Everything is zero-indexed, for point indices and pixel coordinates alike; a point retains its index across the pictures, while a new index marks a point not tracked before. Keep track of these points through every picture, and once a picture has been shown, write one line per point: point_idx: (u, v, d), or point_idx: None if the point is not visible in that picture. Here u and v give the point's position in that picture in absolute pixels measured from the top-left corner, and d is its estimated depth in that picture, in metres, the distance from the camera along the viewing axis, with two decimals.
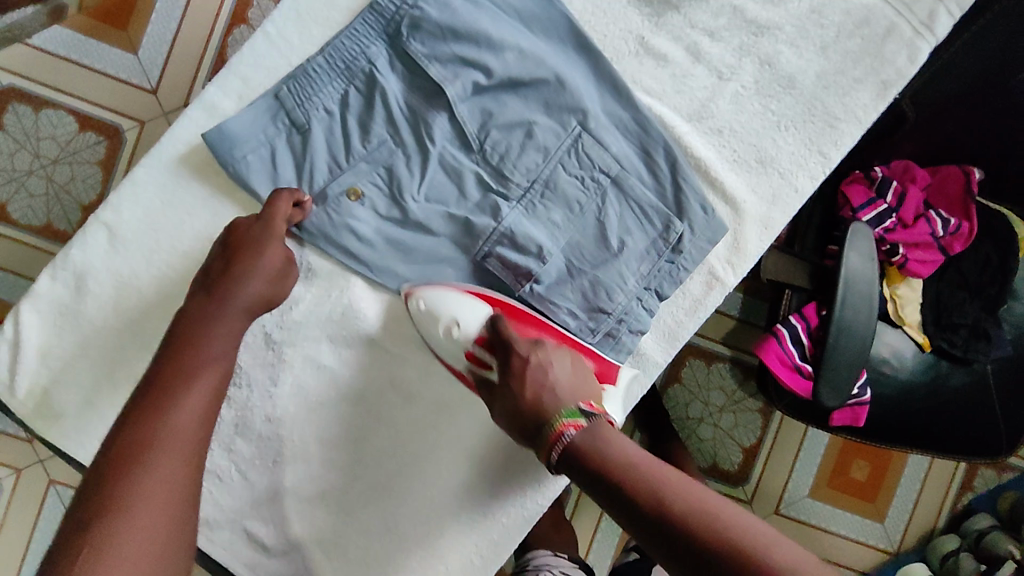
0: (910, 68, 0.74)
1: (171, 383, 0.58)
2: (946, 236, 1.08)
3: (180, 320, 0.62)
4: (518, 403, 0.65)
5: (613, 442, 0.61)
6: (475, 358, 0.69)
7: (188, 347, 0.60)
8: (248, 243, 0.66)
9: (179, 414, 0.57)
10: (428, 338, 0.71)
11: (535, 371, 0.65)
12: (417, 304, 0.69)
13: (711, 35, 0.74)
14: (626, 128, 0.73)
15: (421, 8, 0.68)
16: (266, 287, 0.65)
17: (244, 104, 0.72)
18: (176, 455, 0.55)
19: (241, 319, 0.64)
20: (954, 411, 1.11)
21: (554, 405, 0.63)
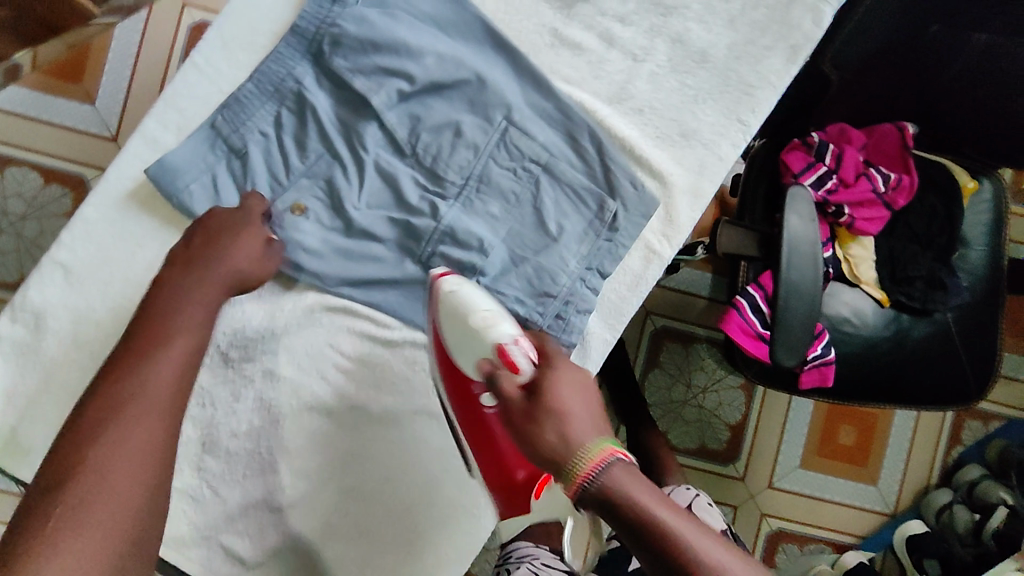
0: (816, 31, 0.78)
1: (144, 348, 0.57)
2: (890, 192, 1.12)
3: (157, 295, 0.62)
4: (533, 407, 0.57)
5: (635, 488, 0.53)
6: (504, 356, 0.63)
7: (163, 319, 0.60)
8: (227, 227, 0.67)
9: (156, 374, 0.56)
10: (451, 320, 0.68)
11: (579, 395, 0.58)
12: (450, 287, 0.68)
13: (622, 21, 0.77)
14: (550, 117, 0.75)
15: (339, 25, 0.71)
16: (243, 266, 0.66)
17: (182, 136, 0.72)
18: (146, 419, 0.54)
19: (219, 293, 0.64)
20: (920, 362, 1.15)
21: (584, 436, 0.55)
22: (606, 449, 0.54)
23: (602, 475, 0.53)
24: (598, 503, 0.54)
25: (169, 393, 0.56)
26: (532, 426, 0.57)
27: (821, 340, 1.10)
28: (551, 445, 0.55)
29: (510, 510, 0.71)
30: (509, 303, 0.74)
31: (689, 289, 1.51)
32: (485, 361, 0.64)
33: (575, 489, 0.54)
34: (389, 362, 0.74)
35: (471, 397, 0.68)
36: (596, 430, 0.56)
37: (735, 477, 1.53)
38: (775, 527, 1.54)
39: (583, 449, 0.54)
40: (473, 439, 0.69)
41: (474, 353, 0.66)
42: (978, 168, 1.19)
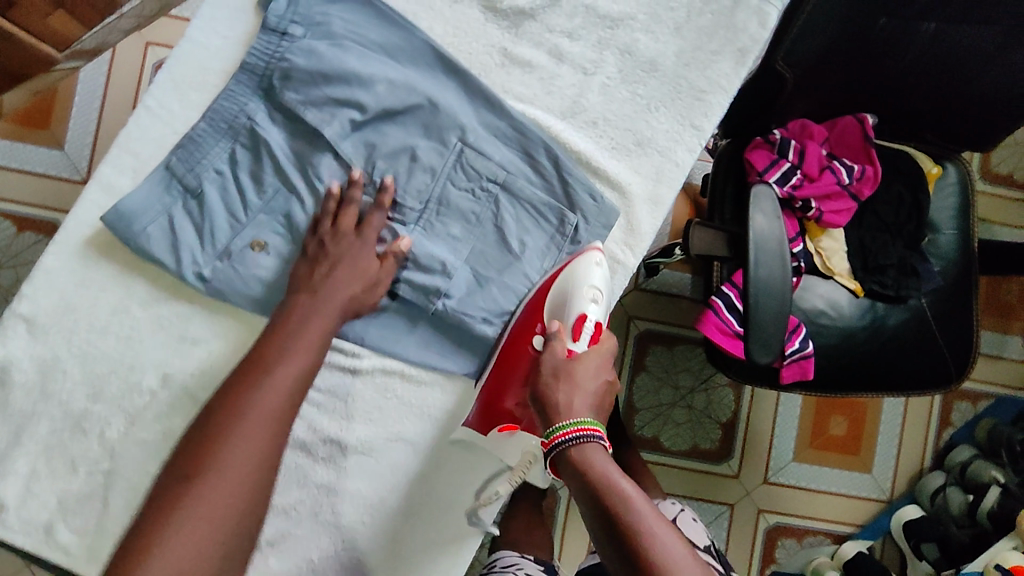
0: (762, 33, 0.79)
1: (268, 361, 0.64)
2: (854, 182, 1.13)
3: (290, 301, 0.69)
4: (564, 366, 0.68)
5: (593, 456, 0.62)
6: (577, 322, 0.71)
7: (289, 336, 0.66)
8: (347, 249, 0.70)
9: (274, 384, 0.63)
10: (577, 278, 0.73)
11: (600, 385, 0.68)
12: (594, 257, 0.74)
13: (570, 36, 0.78)
14: (505, 136, 0.76)
15: (287, 59, 0.71)
16: (356, 295, 0.70)
17: (139, 179, 0.72)
18: (261, 422, 0.61)
19: (333, 317, 0.69)
20: (897, 349, 1.16)
21: (583, 408, 0.65)
22: (587, 427, 0.63)
23: (578, 444, 0.62)
24: (568, 468, 0.62)
25: (282, 405, 0.63)
26: (553, 379, 0.67)
27: (799, 334, 1.11)
28: (555, 400, 0.66)
29: (472, 424, 0.72)
30: (474, 321, 0.75)
31: (669, 290, 1.51)
32: (558, 320, 0.72)
33: (551, 449, 0.63)
34: (360, 391, 0.74)
35: (527, 334, 0.73)
36: (592, 411, 0.66)
37: (729, 475, 1.53)
38: (772, 522, 1.54)
39: (574, 417, 0.64)
40: (500, 368, 0.73)
41: (553, 307, 0.73)
42: (940, 154, 1.20)
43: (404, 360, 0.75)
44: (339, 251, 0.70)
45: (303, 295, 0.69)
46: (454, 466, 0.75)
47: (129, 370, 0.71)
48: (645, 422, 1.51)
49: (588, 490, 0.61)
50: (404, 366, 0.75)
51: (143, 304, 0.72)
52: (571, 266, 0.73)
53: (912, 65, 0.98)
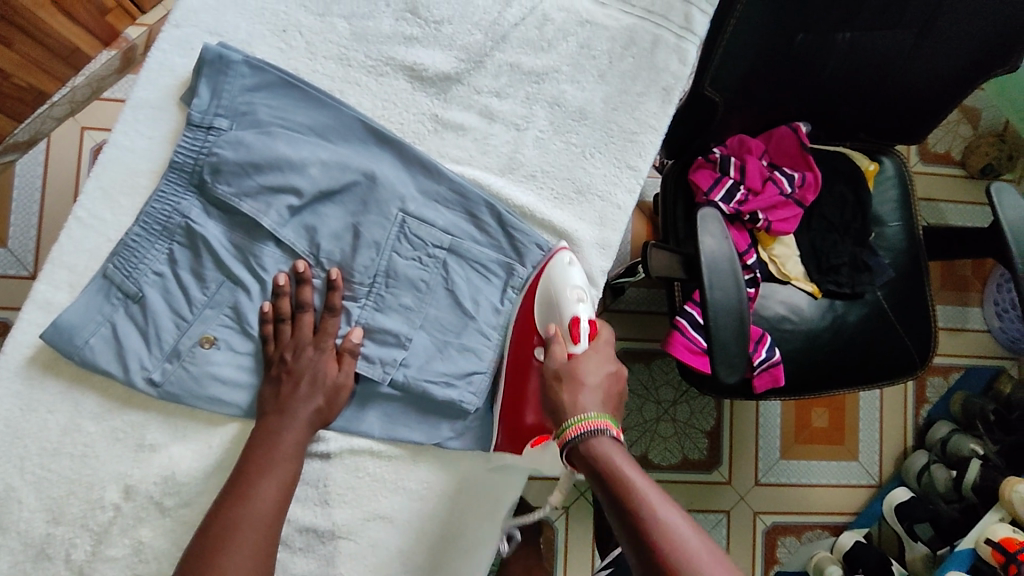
0: (683, 70, 0.83)
1: (250, 477, 0.65)
2: (798, 190, 1.13)
3: (260, 419, 0.69)
4: (566, 368, 0.67)
5: (601, 448, 0.61)
6: (571, 324, 0.69)
7: (268, 447, 0.67)
8: (305, 366, 0.70)
9: (259, 502, 0.64)
10: (556, 282, 0.73)
11: (605, 379, 0.67)
12: (565, 257, 0.74)
13: (498, 95, 0.79)
14: (447, 200, 0.77)
15: (216, 153, 0.71)
16: (320, 402, 0.70)
17: (77, 292, 0.71)
18: (250, 541, 0.62)
19: (305, 431, 0.69)
20: (861, 343, 1.17)
21: (589, 404, 0.64)
22: (602, 420, 0.63)
23: (590, 438, 0.62)
24: (583, 461, 0.62)
25: (268, 524, 0.64)
26: (555, 383, 0.67)
27: (765, 343, 1.11)
28: (561, 403, 0.65)
29: (503, 446, 0.74)
30: (438, 388, 0.74)
31: (638, 307, 1.49)
32: (555, 325, 0.71)
33: (563, 444, 0.63)
34: (330, 474, 0.73)
35: (530, 350, 0.73)
36: (603, 405, 0.65)
37: (723, 482, 1.50)
38: (770, 523, 1.52)
39: (580, 411, 0.63)
40: (513, 392, 0.73)
41: (550, 315, 0.72)
42: (875, 150, 1.22)
43: (371, 438, 0.74)
44: (303, 359, 0.70)
45: (271, 401, 0.70)
46: (452, 519, 0.76)
47: (87, 487, 0.69)
48: (632, 441, 1.47)
49: (601, 481, 0.60)
50: (372, 443, 0.74)
51: (95, 419, 0.70)
52: (544, 275, 0.74)
53: (835, 71, 0.99)
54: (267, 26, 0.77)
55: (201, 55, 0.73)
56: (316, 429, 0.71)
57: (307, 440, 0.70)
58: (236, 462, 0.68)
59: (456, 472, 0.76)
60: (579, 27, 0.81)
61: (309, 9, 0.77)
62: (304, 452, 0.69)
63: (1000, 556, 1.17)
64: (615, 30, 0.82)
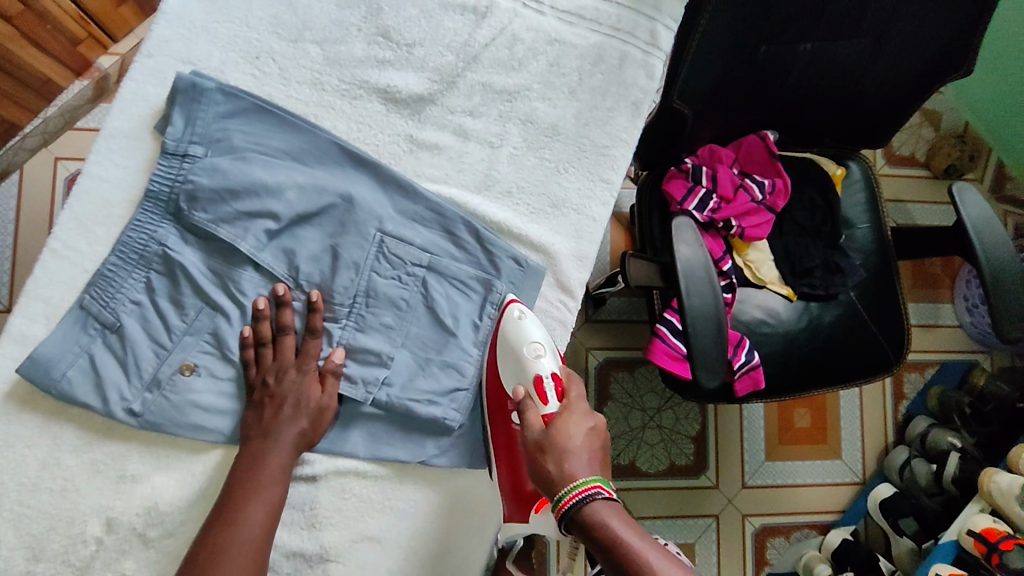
0: (650, 84, 0.85)
1: (236, 502, 0.65)
2: (769, 197, 1.16)
3: (244, 443, 0.69)
4: (545, 436, 0.66)
5: (597, 514, 0.61)
6: (535, 385, 0.71)
7: (253, 472, 0.67)
8: (288, 390, 0.70)
9: (246, 526, 0.64)
10: (516, 343, 0.74)
11: (586, 436, 0.67)
12: (517, 312, 0.75)
13: (471, 114, 0.81)
14: (424, 218, 0.78)
15: (191, 180, 0.71)
16: (305, 424, 0.70)
17: (53, 323, 0.71)
18: (238, 566, 0.62)
19: (289, 454, 0.69)
20: (837, 344, 1.19)
21: (578, 469, 0.63)
22: (593, 484, 0.63)
23: (584, 506, 0.61)
24: (580, 529, 0.61)
25: (256, 548, 0.64)
26: (538, 454, 0.66)
27: (744, 346, 1.12)
28: (549, 474, 0.64)
29: (511, 516, 0.72)
30: (421, 406, 0.74)
31: (620, 316, 1.51)
32: (521, 387, 0.71)
33: (558, 515, 0.62)
34: (316, 497, 0.73)
35: (507, 412, 0.74)
36: (590, 468, 0.64)
37: (710, 486, 1.52)
38: (758, 525, 1.53)
39: (572, 481, 0.63)
40: (506, 457, 0.73)
41: (515, 374, 0.73)
42: (841, 155, 1.25)
43: (356, 459, 0.74)
44: (286, 382, 0.70)
45: (253, 425, 0.69)
46: (441, 537, 0.76)
47: (68, 521, 0.68)
48: (619, 451, 1.48)
49: (602, 547, 0.59)
50: (357, 463, 0.74)
51: (74, 452, 0.69)
52: (501, 334, 0.75)
53: (799, 80, 1.01)
54: (240, 54, 0.78)
55: (174, 83, 0.73)
56: (301, 452, 0.71)
57: (293, 461, 0.69)
58: (222, 487, 0.68)
59: (443, 489, 0.76)
60: (548, 46, 0.83)
61: (281, 36, 0.78)
62: (290, 475, 0.69)
63: (983, 547, 1.19)
64: (583, 48, 0.84)
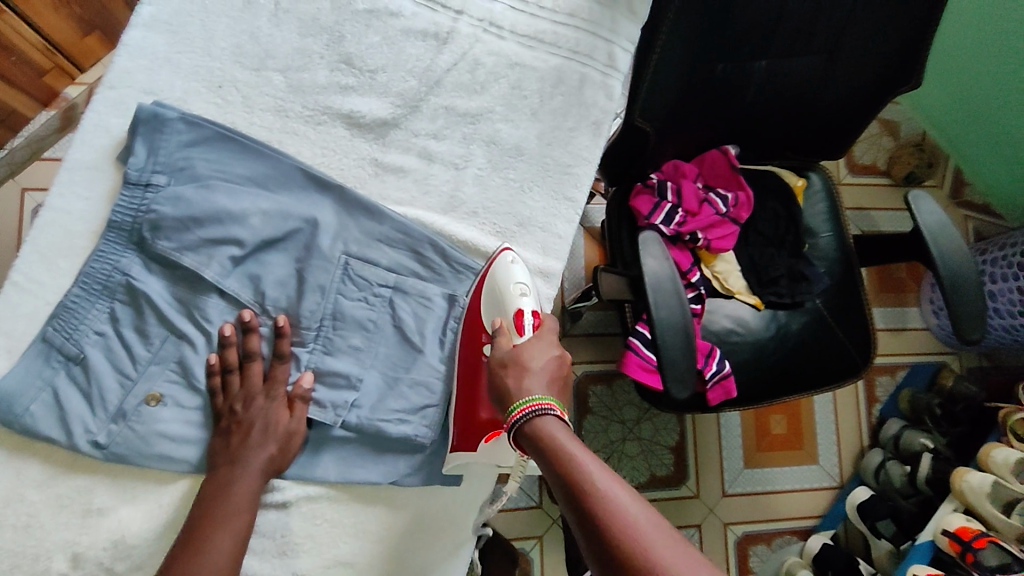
0: (610, 104, 0.87)
1: (203, 529, 0.65)
2: (731, 209, 1.19)
3: (211, 472, 0.69)
4: (511, 354, 0.70)
5: (543, 429, 0.63)
6: (516, 317, 0.74)
7: (219, 501, 0.66)
8: (255, 416, 0.70)
9: (214, 554, 0.64)
10: (498, 276, 0.75)
11: (550, 363, 0.70)
12: (507, 256, 0.77)
13: (435, 137, 0.82)
14: (390, 240, 0.79)
15: (155, 210, 0.72)
16: (274, 450, 0.70)
17: (14, 358, 0.70)
18: None
19: (257, 480, 0.69)
20: (805, 350, 1.21)
21: (534, 387, 0.67)
22: (545, 402, 0.65)
23: (532, 419, 0.64)
24: (530, 442, 0.64)
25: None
26: (501, 368, 0.69)
27: (714, 356, 1.14)
28: (507, 388, 0.67)
29: (459, 446, 0.73)
30: (392, 427, 0.74)
31: (595, 330, 1.53)
32: (500, 318, 0.74)
33: (509, 428, 0.66)
34: (287, 524, 0.72)
35: (479, 345, 0.75)
36: (547, 388, 0.67)
37: (691, 496, 1.53)
38: (740, 533, 1.54)
39: (529, 393, 0.66)
40: (469, 388, 0.74)
41: (494, 309, 0.75)
42: (803, 166, 1.28)
43: (328, 484, 0.74)
44: (253, 407, 0.70)
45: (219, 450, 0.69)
46: (415, 557, 0.76)
47: (31, 559, 0.66)
48: None
49: (546, 460, 0.62)
50: (327, 488, 0.74)
51: (38, 487, 0.68)
52: (488, 274, 0.76)
53: (756, 96, 1.04)
54: (202, 84, 0.79)
55: (136, 114, 0.74)
56: (269, 478, 0.70)
57: (260, 487, 0.69)
58: (189, 514, 0.67)
59: (417, 508, 0.77)
60: (509, 70, 0.84)
61: (243, 65, 0.79)
62: (258, 502, 0.69)
63: (957, 546, 1.21)
64: (544, 71, 0.85)
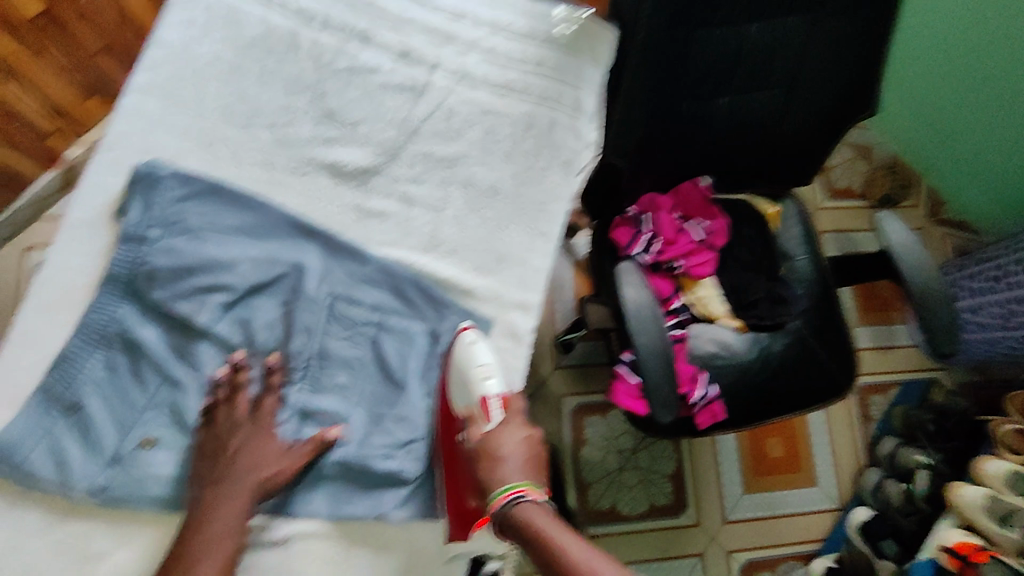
0: (579, 144, 0.92)
1: (189, 557, 0.67)
2: (707, 237, 1.24)
3: (199, 495, 0.70)
4: (480, 448, 0.70)
5: (524, 515, 0.65)
6: (481, 405, 0.73)
7: (203, 526, 0.69)
8: (245, 447, 0.73)
9: None
10: (463, 365, 0.77)
11: (519, 448, 0.70)
12: (468, 339, 0.79)
13: (415, 181, 0.87)
14: (374, 280, 0.83)
15: (150, 261, 0.76)
16: (261, 477, 0.72)
17: (16, 408, 0.73)
18: None
19: (242, 508, 0.70)
20: (792, 371, 1.22)
21: (507, 475, 0.68)
22: (521, 488, 0.67)
23: (512, 507, 0.66)
24: (512, 531, 0.65)
25: None
26: (473, 463, 0.70)
27: (699, 381, 1.17)
28: (484, 480, 0.69)
29: (453, 534, 0.76)
30: (380, 460, 0.77)
31: (586, 360, 1.55)
32: (467, 408, 0.75)
33: (492, 518, 0.67)
34: (281, 562, 0.74)
35: (454, 431, 0.77)
36: (523, 472, 0.69)
37: (691, 524, 1.52)
38: (744, 560, 1.52)
39: (505, 483, 0.67)
40: (451, 473, 0.77)
41: (462, 394, 0.76)
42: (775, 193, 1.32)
43: (320, 520, 0.76)
44: (242, 432, 0.73)
45: (208, 485, 0.70)
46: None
47: None
48: (599, 495, 1.49)
49: (529, 544, 0.64)
50: (319, 524, 0.76)
51: (38, 534, 0.70)
52: (453, 359, 0.79)
53: (721, 129, 1.09)
54: (194, 142, 0.84)
55: (132, 173, 0.79)
56: (256, 504, 0.72)
57: (246, 516, 0.71)
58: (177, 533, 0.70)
59: (410, 543, 0.78)
60: (482, 116, 0.90)
61: (232, 123, 0.85)
62: (246, 527, 0.71)
63: (956, 562, 1.21)
64: (515, 116, 0.91)
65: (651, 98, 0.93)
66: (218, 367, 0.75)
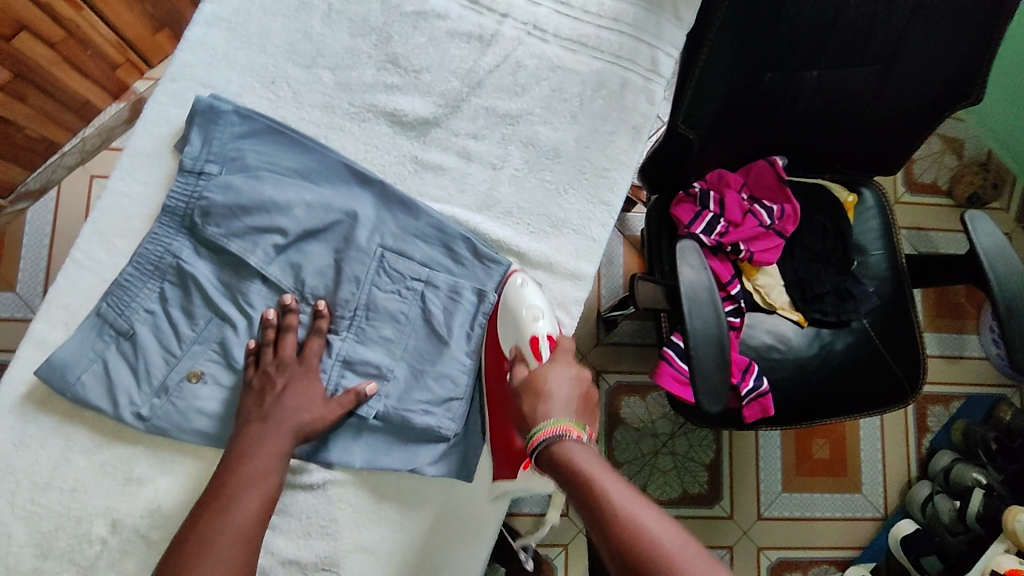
0: (651, 108, 0.86)
1: (230, 489, 0.67)
2: (777, 222, 1.13)
3: (241, 430, 0.70)
4: (525, 384, 0.69)
5: (568, 455, 0.62)
6: (531, 343, 0.73)
7: (243, 461, 0.68)
8: (289, 388, 0.72)
9: (238, 515, 0.66)
10: (514, 305, 0.76)
11: (569, 387, 0.68)
12: (519, 279, 0.78)
13: (475, 137, 0.84)
14: (425, 235, 0.80)
15: (206, 197, 0.75)
16: (305, 420, 0.72)
17: (72, 329, 0.75)
18: (224, 548, 0.64)
19: (284, 447, 0.70)
20: (851, 373, 1.15)
21: (551, 413, 0.65)
22: (564, 426, 0.64)
23: (554, 444, 0.63)
24: (551, 468, 0.63)
25: (241, 547, 0.65)
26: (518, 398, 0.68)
27: (752, 372, 1.09)
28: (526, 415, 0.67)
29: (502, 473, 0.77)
30: (419, 417, 0.76)
31: (631, 339, 1.50)
32: (517, 346, 0.74)
33: (530, 453, 0.65)
34: (314, 506, 0.75)
35: (501, 370, 0.76)
36: (569, 412, 0.66)
37: (724, 516, 1.47)
38: (775, 558, 1.48)
39: (548, 418, 0.64)
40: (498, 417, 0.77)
41: (511, 334, 0.76)
42: (855, 180, 1.22)
43: (353, 471, 0.76)
44: (288, 373, 0.73)
45: (256, 423, 0.71)
46: (436, 548, 0.78)
47: (76, 521, 0.71)
48: (630, 476, 1.46)
49: (569, 484, 0.61)
50: (354, 474, 0.76)
51: (85, 453, 0.72)
52: (503, 301, 0.78)
53: (806, 107, 1.01)
54: (256, 79, 0.82)
55: (193, 106, 0.78)
56: (296, 445, 0.72)
57: (287, 457, 0.71)
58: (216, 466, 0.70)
59: (437, 506, 0.78)
60: (551, 73, 0.85)
61: (295, 62, 0.83)
62: (285, 466, 0.71)
63: None
64: (585, 74, 0.86)
65: (736, 64, 0.86)
66: (267, 308, 0.75)
